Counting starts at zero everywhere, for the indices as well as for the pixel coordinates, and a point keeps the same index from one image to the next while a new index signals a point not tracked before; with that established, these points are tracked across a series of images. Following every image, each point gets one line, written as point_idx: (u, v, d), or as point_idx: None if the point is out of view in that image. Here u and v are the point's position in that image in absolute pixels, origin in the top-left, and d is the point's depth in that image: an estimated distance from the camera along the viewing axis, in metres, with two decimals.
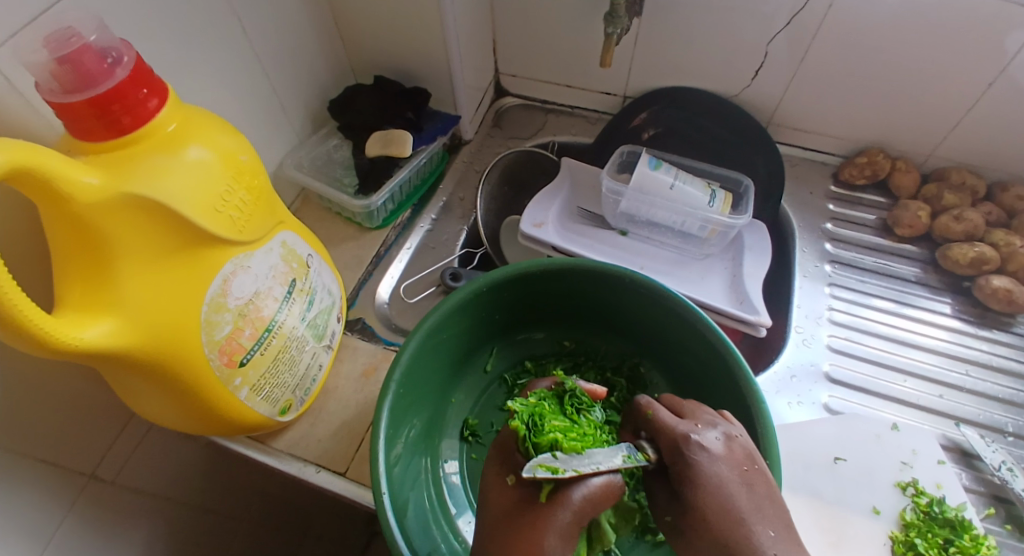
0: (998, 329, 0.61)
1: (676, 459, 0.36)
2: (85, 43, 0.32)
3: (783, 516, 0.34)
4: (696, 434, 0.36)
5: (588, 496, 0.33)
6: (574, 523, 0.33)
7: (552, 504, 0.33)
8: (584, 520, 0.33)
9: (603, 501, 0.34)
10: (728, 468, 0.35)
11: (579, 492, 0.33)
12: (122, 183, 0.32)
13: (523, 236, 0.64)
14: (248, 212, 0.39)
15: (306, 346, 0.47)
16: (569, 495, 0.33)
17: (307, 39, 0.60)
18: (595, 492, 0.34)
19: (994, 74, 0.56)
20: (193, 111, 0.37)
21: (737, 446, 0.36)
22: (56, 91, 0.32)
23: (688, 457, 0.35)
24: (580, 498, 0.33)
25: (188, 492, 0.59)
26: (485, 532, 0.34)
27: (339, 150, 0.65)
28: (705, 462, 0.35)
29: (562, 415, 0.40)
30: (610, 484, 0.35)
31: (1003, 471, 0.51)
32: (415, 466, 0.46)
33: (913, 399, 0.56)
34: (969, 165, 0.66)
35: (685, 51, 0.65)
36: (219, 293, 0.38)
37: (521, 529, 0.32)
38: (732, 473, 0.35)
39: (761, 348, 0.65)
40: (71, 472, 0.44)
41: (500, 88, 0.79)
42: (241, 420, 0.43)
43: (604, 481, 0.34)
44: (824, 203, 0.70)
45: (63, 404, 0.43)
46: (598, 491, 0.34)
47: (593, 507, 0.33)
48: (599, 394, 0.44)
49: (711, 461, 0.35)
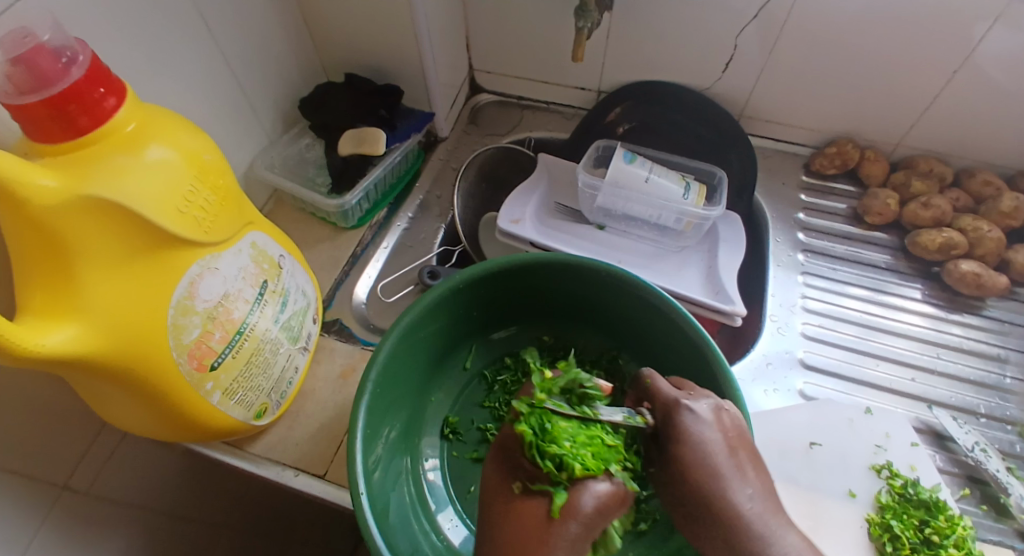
0: (967, 312, 0.62)
1: (667, 421, 0.38)
2: (39, 43, 0.31)
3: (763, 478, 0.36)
4: (688, 401, 0.37)
5: (595, 506, 0.34)
6: (582, 532, 0.33)
7: (563, 512, 0.33)
8: (590, 529, 0.34)
9: (608, 511, 0.35)
10: (717, 434, 0.36)
11: (587, 500, 0.34)
12: (81, 184, 0.31)
13: (500, 233, 0.64)
14: (214, 213, 0.39)
15: (281, 349, 0.47)
16: (578, 504, 0.33)
17: (276, 38, 0.59)
18: (602, 501, 0.34)
19: (958, 63, 0.58)
20: (154, 111, 0.36)
21: (726, 416, 0.37)
22: (10, 93, 0.31)
23: (677, 420, 0.37)
24: (590, 507, 0.33)
25: (164, 501, 0.58)
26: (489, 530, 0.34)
27: (312, 149, 0.64)
28: (693, 426, 0.36)
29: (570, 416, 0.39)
30: (615, 492, 0.35)
31: (977, 452, 0.52)
32: (395, 466, 0.46)
33: (887, 383, 0.57)
34: (936, 153, 0.67)
35: (658, 45, 0.65)
36: (186, 296, 0.37)
37: (531, 534, 0.32)
38: (720, 439, 0.36)
39: (738, 338, 0.66)
40: (42, 486, 0.43)
41: (475, 85, 0.79)
42: (214, 425, 0.42)
43: (608, 490, 0.35)
44: (796, 193, 0.71)
45: (29, 415, 0.41)
46: (606, 502, 0.34)
47: (598, 517, 0.34)
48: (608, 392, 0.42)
49: (700, 427, 0.36)
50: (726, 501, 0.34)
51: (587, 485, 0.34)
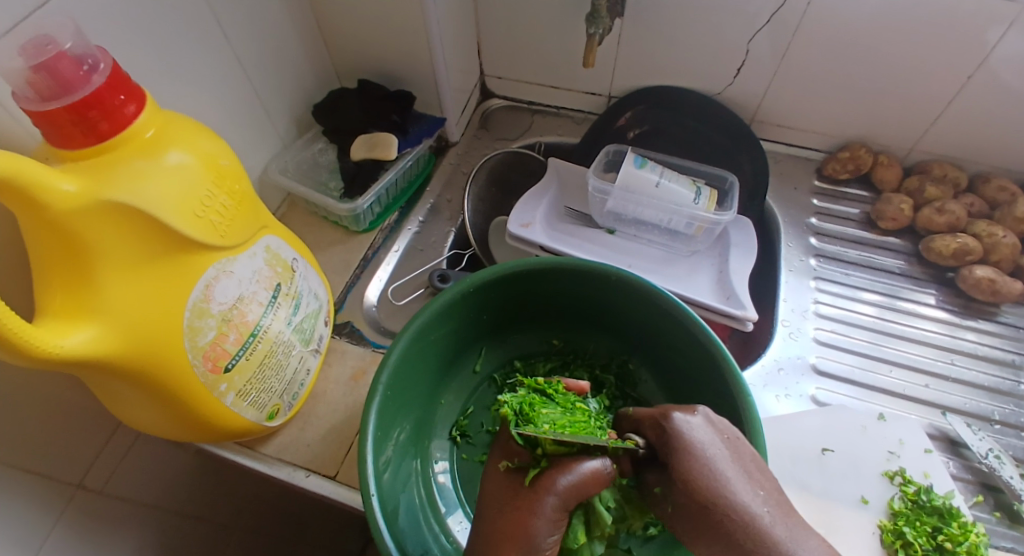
0: (982, 318, 0.62)
1: (664, 435, 0.37)
2: (61, 50, 0.31)
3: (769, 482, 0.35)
4: (678, 411, 0.38)
5: (575, 483, 0.34)
6: (562, 508, 0.33)
7: (539, 491, 0.34)
8: (573, 503, 0.34)
9: (593, 486, 0.34)
10: (714, 438, 0.36)
11: (564, 479, 0.34)
12: (100, 189, 0.31)
13: (511, 236, 0.64)
14: (230, 217, 0.39)
15: (293, 350, 0.47)
16: (554, 481, 0.34)
17: (290, 44, 0.60)
18: (582, 478, 0.34)
19: (973, 67, 0.57)
20: (173, 117, 0.37)
21: (716, 418, 0.38)
22: (33, 99, 0.31)
23: (672, 428, 0.37)
24: (568, 484, 0.34)
25: (178, 500, 0.59)
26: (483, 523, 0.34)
27: (325, 154, 0.65)
28: (691, 431, 0.36)
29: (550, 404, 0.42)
30: (598, 471, 0.35)
31: (990, 459, 0.52)
32: (406, 468, 0.46)
33: (900, 389, 0.57)
34: (950, 158, 0.67)
35: (668, 50, 0.66)
36: (202, 298, 0.38)
37: (512, 509, 0.34)
38: (716, 441, 0.36)
39: (749, 343, 0.65)
40: (57, 483, 0.44)
41: (486, 90, 0.80)
42: (227, 425, 0.43)
43: (589, 468, 0.35)
44: (808, 198, 0.71)
45: (46, 414, 0.42)
46: (587, 477, 0.34)
47: (580, 493, 0.34)
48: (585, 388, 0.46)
49: (698, 433, 0.36)
50: (738, 507, 0.33)
51: (565, 465, 0.35)
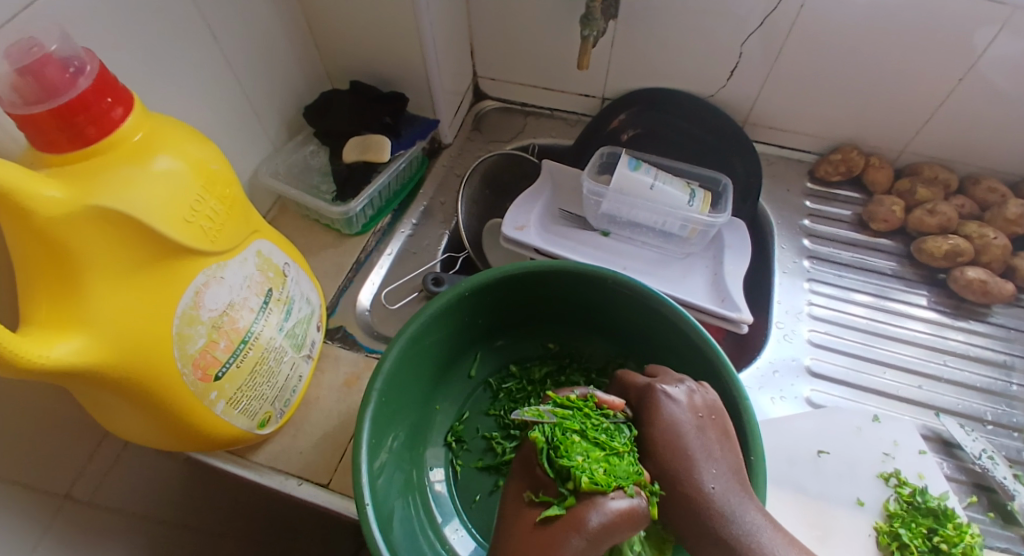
0: (973, 319, 0.62)
1: (644, 405, 0.40)
2: (47, 53, 0.31)
3: (733, 461, 0.38)
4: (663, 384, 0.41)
5: (605, 523, 0.32)
6: (591, 547, 0.32)
7: (570, 527, 0.32)
8: (602, 544, 0.32)
9: (623, 527, 0.33)
10: (688, 415, 0.39)
11: (595, 517, 0.32)
12: (86, 195, 0.31)
13: (505, 239, 0.64)
14: (220, 222, 0.38)
15: (285, 357, 0.47)
16: (583, 519, 0.32)
17: (281, 45, 0.59)
18: (613, 517, 0.33)
19: (964, 70, 0.58)
20: (163, 121, 0.36)
21: (699, 398, 0.40)
22: (17, 103, 0.31)
23: (651, 401, 0.40)
24: (597, 523, 0.32)
25: (166, 509, 0.58)
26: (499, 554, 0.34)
27: (316, 156, 0.64)
28: (665, 406, 0.39)
29: (585, 429, 0.38)
30: (631, 509, 0.33)
31: (983, 460, 0.52)
32: (401, 475, 0.46)
33: (894, 390, 0.57)
34: (940, 160, 0.67)
35: (662, 53, 0.66)
36: (191, 306, 0.37)
37: (538, 545, 0.32)
38: (689, 419, 0.39)
39: (743, 346, 0.66)
40: (44, 494, 0.43)
41: (479, 92, 0.79)
42: (218, 434, 0.42)
43: (619, 505, 0.33)
44: (800, 200, 0.71)
45: (30, 424, 0.41)
46: (618, 517, 0.33)
47: (610, 534, 0.32)
48: (617, 406, 0.41)
49: (673, 408, 0.39)
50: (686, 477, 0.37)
51: (595, 502, 0.33)
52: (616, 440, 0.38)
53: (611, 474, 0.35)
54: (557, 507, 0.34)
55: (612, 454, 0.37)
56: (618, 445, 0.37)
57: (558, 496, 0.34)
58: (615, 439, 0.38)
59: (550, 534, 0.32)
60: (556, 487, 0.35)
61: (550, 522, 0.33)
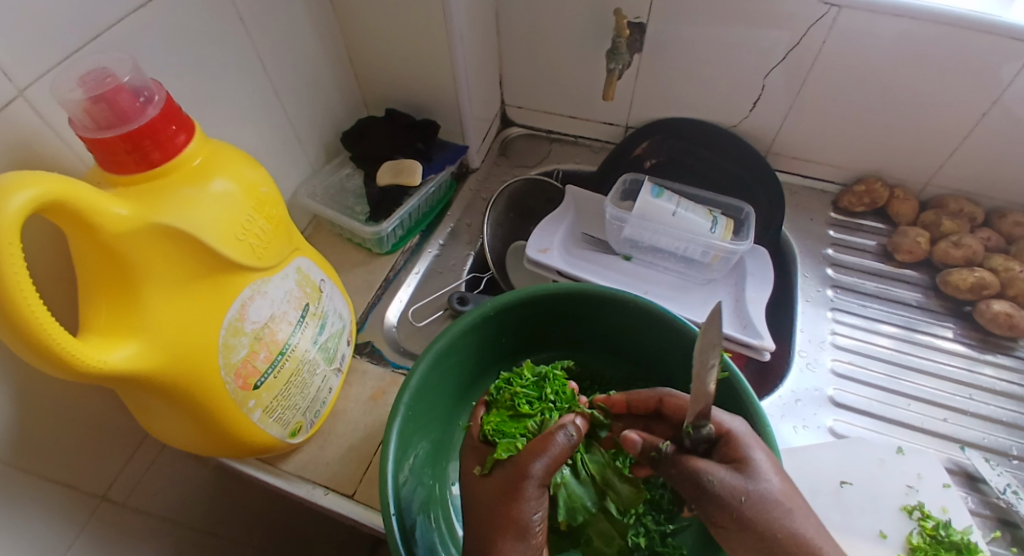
0: (1000, 352, 0.61)
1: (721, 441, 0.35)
2: (120, 83, 0.34)
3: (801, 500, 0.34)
4: (725, 419, 0.36)
5: (549, 462, 0.36)
6: (543, 482, 0.36)
7: (518, 477, 0.35)
8: (553, 472, 0.37)
9: (567, 452, 0.37)
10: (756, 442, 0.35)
11: (541, 463, 0.36)
12: (150, 213, 0.33)
13: (528, 261, 0.66)
14: (267, 240, 0.41)
15: (317, 369, 0.48)
16: (529, 467, 0.35)
17: (323, 74, 0.63)
18: (553, 457, 0.36)
19: (988, 103, 0.58)
20: (220, 147, 0.39)
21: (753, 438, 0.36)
22: (89, 127, 0.33)
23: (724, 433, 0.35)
24: (541, 471, 0.36)
25: (194, 514, 0.59)
26: (478, 511, 0.36)
27: (351, 179, 0.67)
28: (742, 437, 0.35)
29: (514, 398, 0.46)
30: (562, 449, 0.37)
31: (1008, 494, 0.51)
32: (423, 489, 0.47)
33: (919, 424, 0.56)
34: (966, 192, 0.67)
35: (685, 86, 0.68)
36: (236, 317, 0.39)
37: (495, 489, 0.36)
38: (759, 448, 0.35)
39: (765, 374, 0.65)
40: (83, 493, 0.45)
41: (506, 119, 0.82)
42: (251, 441, 0.44)
43: (560, 445, 0.37)
44: (823, 229, 0.71)
45: (79, 420, 0.44)
46: (563, 452, 0.37)
47: (554, 468, 0.36)
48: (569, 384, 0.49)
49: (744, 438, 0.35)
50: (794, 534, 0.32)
51: (535, 449, 0.36)
52: (524, 407, 0.45)
53: (505, 431, 0.42)
54: (493, 457, 0.39)
55: (520, 417, 0.45)
56: (526, 409, 0.45)
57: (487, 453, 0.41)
58: (525, 405, 0.45)
59: (505, 485, 0.36)
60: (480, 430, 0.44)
61: (495, 470, 0.38)
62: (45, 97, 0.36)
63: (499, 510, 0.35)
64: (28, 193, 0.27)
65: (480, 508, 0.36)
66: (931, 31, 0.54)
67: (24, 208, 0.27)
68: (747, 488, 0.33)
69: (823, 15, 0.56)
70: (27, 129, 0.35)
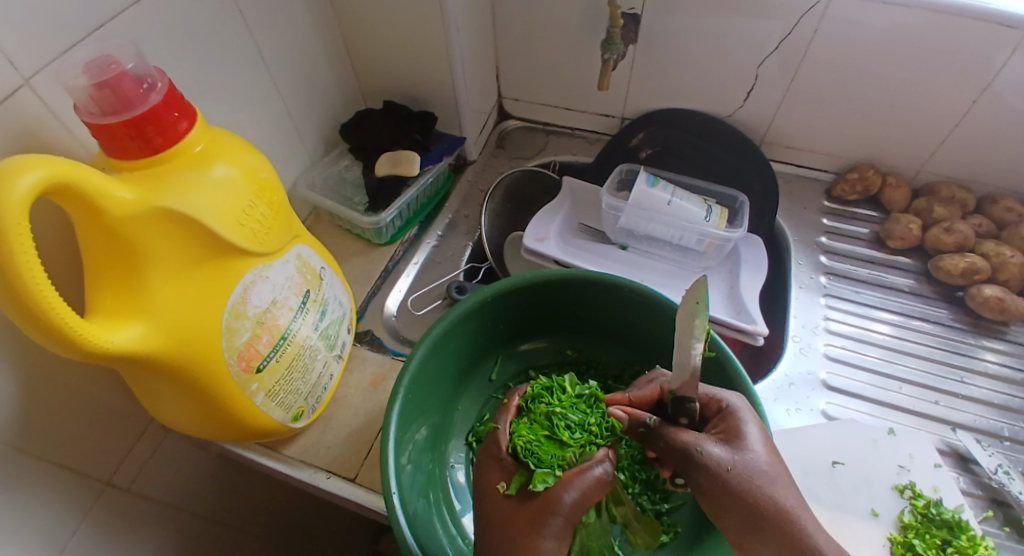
0: (992, 337, 0.62)
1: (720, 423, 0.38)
2: (123, 71, 0.34)
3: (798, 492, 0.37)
4: (723, 393, 0.40)
5: (577, 496, 0.37)
6: (567, 519, 0.37)
7: (545, 509, 0.37)
8: (580, 510, 0.38)
9: (595, 490, 0.38)
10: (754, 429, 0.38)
11: (569, 496, 0.37)
12: (153, 197, 0.34)
13: (526, 250, 0.66)
14: (267, 226, 0.42)
15: (318, 355, 0.49)
16: (557, 500, 0.37)
17: (321, 66, 0.63)
18: (583, 491, 0.38)
19: (979, 91, 0.59)
20: (221, 134, 0.40)
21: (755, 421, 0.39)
22: (94, 113, 0.34)
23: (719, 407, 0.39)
24: (569, 502, 0.37)
25: (198, 500, 0.60)
26: (488, 530, 0.38)
27: (350, 170, 0.68)
28: (742, 422, 0.38)
29: (552, 421, 0.44)
30: (599, 478, 0.39)
31: (1000, 474, 0.52)
32: (424, 470, 0.48)
33: (910, 406, 0.57)
34: (958, 179, 0.68)
35: (679, 76, 0.69)
36: (239, 301, 0.40)
37: (513, 517, 0.37)
38: (757, 434, 0.38)
39: (760, 359, 0.66)
40: (88, 477, 0.46)
41: (503, 112, 0.83)
42: (253, 425, 0.45)
43: (594, 478, 0.39)
44: (817, 217, 0.72)
45: (84, 405, 0.44)
46: (594, 488, 0.38)
47: (583, 503, 0.38)
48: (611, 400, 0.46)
49: (743, 424, 0.38)
50: (776, 504, 0.35)
51: (569, 481, 0.38)
52: (565, 435, 0.42)
53: (542, 458, 0.40)
54: (521, 480, 0.39)
55: (557, 442, 0.42)
56: (568, 437, 0.42)
57: (517, 471, 0.39)
58: (565, 432, 0.43)
59: (528, 514, 0.37)
60: (508, 445, 0.42)
61: (523, 499, 0.38)
62: (49, 84, 0.37)
63: (518, 536, 0.36)
64: (34, 176, 0.28)
65: (496, 531, 0.37)
66: (921, 19, 0.55)
67: (31, 190, 0.28)
68: (739, 461, 0.36)
69: (814, 4, 0.57)
70: (31, 116, 0.36)
